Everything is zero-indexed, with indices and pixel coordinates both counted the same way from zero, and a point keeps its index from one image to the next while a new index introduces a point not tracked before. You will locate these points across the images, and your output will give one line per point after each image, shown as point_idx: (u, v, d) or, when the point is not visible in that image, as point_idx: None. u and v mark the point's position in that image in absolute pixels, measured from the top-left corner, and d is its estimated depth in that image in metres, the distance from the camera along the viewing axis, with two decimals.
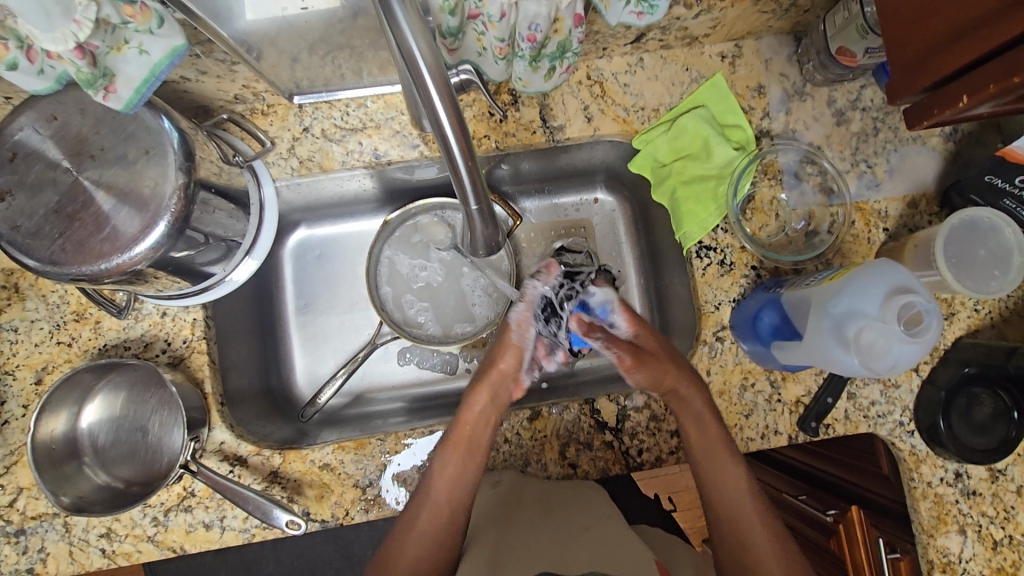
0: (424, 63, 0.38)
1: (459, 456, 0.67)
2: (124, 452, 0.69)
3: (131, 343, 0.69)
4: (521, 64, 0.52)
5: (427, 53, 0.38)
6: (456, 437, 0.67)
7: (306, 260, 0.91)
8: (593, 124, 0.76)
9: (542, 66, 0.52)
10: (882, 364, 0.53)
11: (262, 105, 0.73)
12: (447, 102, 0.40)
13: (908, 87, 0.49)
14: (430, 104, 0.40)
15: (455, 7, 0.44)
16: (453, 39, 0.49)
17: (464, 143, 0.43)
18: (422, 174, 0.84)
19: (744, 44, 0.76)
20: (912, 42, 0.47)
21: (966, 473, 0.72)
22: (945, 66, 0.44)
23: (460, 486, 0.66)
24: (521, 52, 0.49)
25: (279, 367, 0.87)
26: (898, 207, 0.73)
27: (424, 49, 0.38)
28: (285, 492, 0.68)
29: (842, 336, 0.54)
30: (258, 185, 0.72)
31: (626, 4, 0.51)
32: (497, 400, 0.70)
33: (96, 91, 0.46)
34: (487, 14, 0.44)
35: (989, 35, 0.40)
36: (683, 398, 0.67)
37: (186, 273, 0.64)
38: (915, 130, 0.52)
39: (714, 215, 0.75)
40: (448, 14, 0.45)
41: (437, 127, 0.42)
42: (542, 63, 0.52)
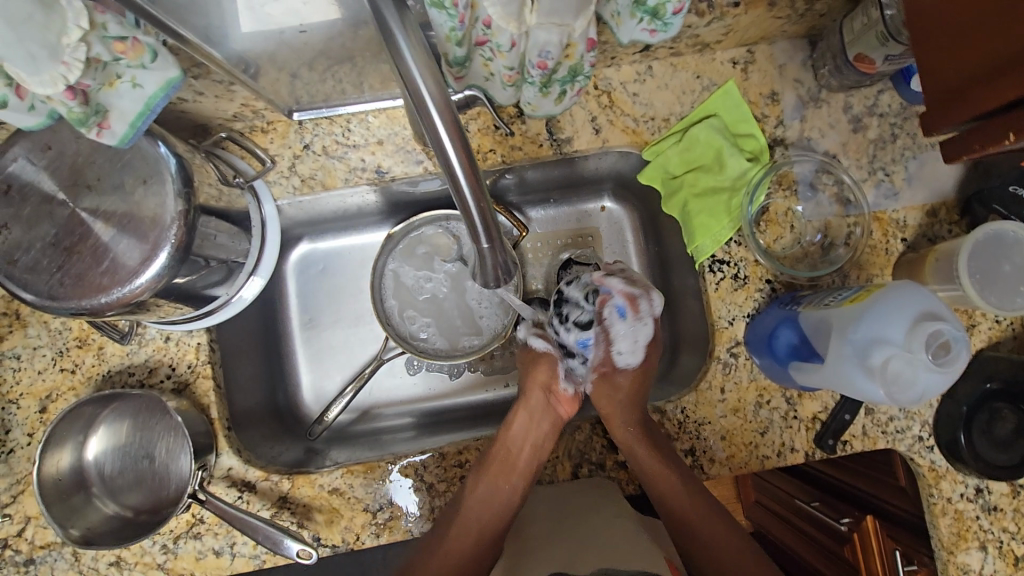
0: (431, 100, 0.35)
1: (495, 476, 0.68)
2: (131, 479, 0.67)
3: (135, 369, 0.68)
4: (529, 89, 0.47)
5: (435, 91, 0.35)
6: (496, 460, 0.69)
7: (311, 274, 0.90)
8: (601, 136, 0.74)
9: (553, 91, 0.48)
10: (909, 394, 0.51)
11: (262, 123, 0.71)
12: (456, 136, 0.37)
13: (944, 120, 0.47)
14: (437, 143, 0.37)
15: (463, 38, 0.40)
16: (459, 68, 0.46)
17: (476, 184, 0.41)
18: (426, 188, 0.83)
19: (757, 49, 0.74)
20: (948, 76, 0.45)
21: (987, 488, 0.71)
22: (985, 103, 0.42)
23: (489, 502, 0.69)
24: (530, 79, 0.45)
25: (287, 385, 0.87)
26: (917, 216, 0.72)
27: (431, 85, 0.35)
28: (294, 518, 0.67)
29: (867, 363, 0.52)
30: (258, 204, 0.70)
31: (637, 21, 0.48)
32: (540, 422, 0.71)
33: (89, 129, 0.45)
34: (496, 46, 0.41)
35: None
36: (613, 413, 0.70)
37: (189, 298, 0.63)
38: (955, 163, 0.50)
39: (727, 227, 0.72)
40: (454, 45, 0.42)
41: (447, 168, 0.39)
42: (552, 87, 0.48)
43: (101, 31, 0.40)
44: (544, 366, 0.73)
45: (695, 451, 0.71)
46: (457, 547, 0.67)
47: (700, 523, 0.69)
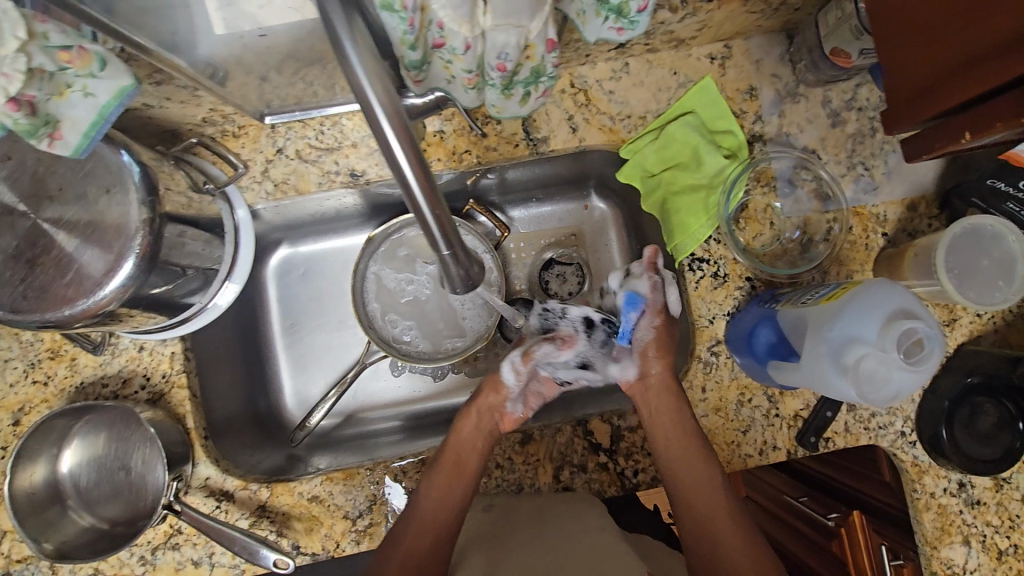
0: (380, 106, 0.34)
1: (447, 479, 0.65)
2: (107, 491, 0.67)
3: (109, 380, 0.67)
4: (491, 92, 0.46)
5: (382, 96, 0.34)
6: (446, 461, 0.66)
7: (291, 278, 0.89)
8: (578, 135, 0.73)
9: (516, 92, 0.47)
10: (881, 393, 0.50)
11: (233, 127, 0.70)
12: (407, 143, 0.35)
13: (908, 116, 0.46)
14: (390, 153, 0.36)
15: (417, 41, 0.39)
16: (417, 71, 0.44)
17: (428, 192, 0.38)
18: None
19: (733, 45, 0.74)
20: (910, 75, 0.45)
21: (970, 482, 0.70)
22: (947, 99, 0.42)
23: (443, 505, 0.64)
24: (491, 81, 0.44)
25: (268, 391, 0.86)
26: (897, 211, 0.72)
27: (379, 91, 0.34)
28: (273, 526, 0.66)
29: (841, 362, 0.51)
30: (231, 210, 0.70)
31: (603, 19, 0.47)
32: (485, 424, 0.69)
33: (40, 141, 0.44)
34: (450, 48, 0.40)
35: (998, 68, 0.37)
36: (661, 400, 0.67)
37: (162, 307, 0.62)
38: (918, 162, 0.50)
39: (706, 226, 0.72)
40: (409, 48, 0.40)
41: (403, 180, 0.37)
42: (515, 90, 0.47)
43: (43, 40, 0.40)
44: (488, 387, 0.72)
45: None
46: (420, 542, 0.62)
47: (722, 524, 0.62)
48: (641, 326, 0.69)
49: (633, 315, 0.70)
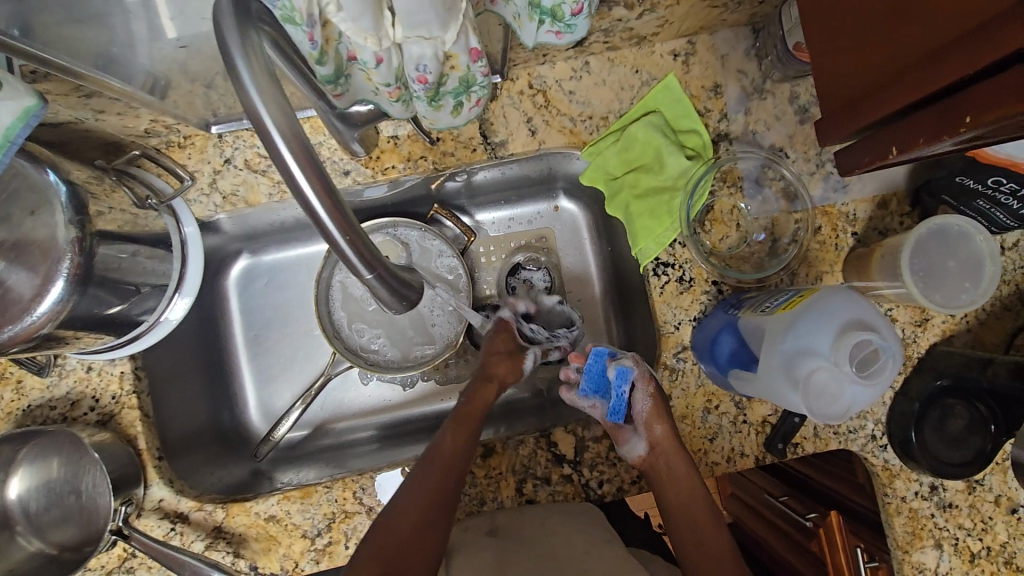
0: (275, 126, 0.33)
1: (463, 430, 0.65)
2: (57, 516, 0.65)
3: (57, 402, 0.65)
4: (419, 104, 0.44)
5: (278, 115, 0.33)
6: (463, 417, 0.66)
7: (254, 288, 0.87)
8: (537, 137, 0.70)
9: (446, 104, 0.45)
10: (833, 409, 0.49)
11: (179, 137, 0.67)
12: (307, 163, 0.34)
13: (837, 128, 0.49)
14: (288, 176, 0.35)
15: (325, 56, 0.38)
16: (334, 85, 0.42)
17: (337, 211, 0.36)
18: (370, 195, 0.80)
19: (698, 40, 0.71)
20: (845, 80, 0.47)
21: (942, 485, 0.69)
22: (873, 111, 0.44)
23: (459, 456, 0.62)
24: (416, 93, 0.42)
25: (232, 404, 0.84)
26: (867, 210, 0.70)
27: (275, 112, 0.33)
28: (229, 548, 0.64)
29: (792, 374, 0.50)
30: (178, 225, 0.67)
31: (539, 23, 0.45)
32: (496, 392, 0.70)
33: None
34: (362, 62, 0.38)
35: (912, 87, 0.40)
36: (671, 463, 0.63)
37: (110, 326, 0.60)
38: (852, 176, 0.53)
39: (670, 229, 0.70)
40: (320, 62, 0.38)
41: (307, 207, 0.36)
42: (444, 100, 0.44)
43: None
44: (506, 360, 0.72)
45: None
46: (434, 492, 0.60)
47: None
48: (640, 400, 0.63)
49: (627, 389, 0.63)
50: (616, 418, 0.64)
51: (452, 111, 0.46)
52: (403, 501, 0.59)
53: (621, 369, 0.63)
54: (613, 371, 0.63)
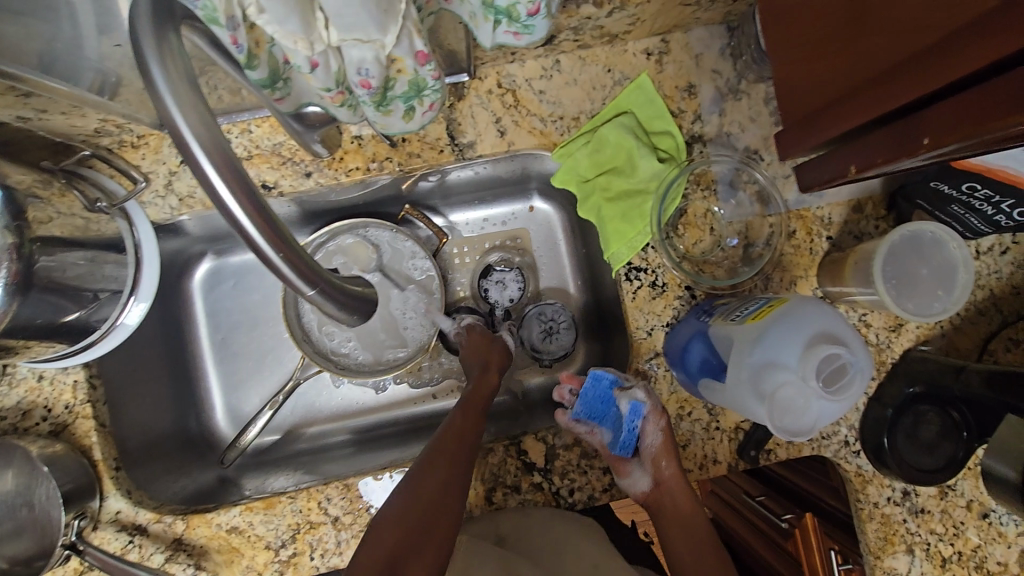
0: (197, 141, 0.34)
1: (472, 406, 0.65)
2: (8, 530, 0.62)
3: (7, 413, 0.63)
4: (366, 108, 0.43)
5: (199, 129, 0.34)
6: (473, 398, 0.67)
7: (221, 291, 0.85)
8: (507, 138, 0.68)
9: (396, 108, 0.43)
10: (800, 424, 0.47)
11: (131, 137, 0.64)
12: (231, 176, 0.34)
13: (796, 142, 0.54)
14: (211, 188, 0.34)
15: (254, 56, 0.37)
16: (271, 89, 0.42)
17: (267, 225, 0.36)
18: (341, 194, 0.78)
19: (672, 38, 0.70)
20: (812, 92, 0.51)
21: (914, 491, 0.69)
22: (831, 124, 0.49)
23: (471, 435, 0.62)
24: (360, 98, 0.41)
25: (198, 410, 0.83)
26: (842, 213, 0.69)
27: (195, 124, 0.33)
28: (190, 560, 0.63)
29: (758, 388, 0.49)
30: (132, 228, 0.65)
31: (495, 23, 0.43)
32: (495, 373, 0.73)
33: None
34: (298, 65, 0.37)
35: (865, 101, 0.45)
36: (678, 500, 0.62)
37: (54, 334, 0.58)
38: (812, 191, 0.60)
39: (643, 233, 0.68)
40: (251, 61, 0.38)
41: (234, 222, 0.36)
42: (394, 104, 0.43)
43: None
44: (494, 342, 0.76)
45: None
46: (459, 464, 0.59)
47: None
48: (651, 435, 0.62)
49: (639, 423, 0.62)
50: (624, 451, 0.63)
51: (404, 115, 0.45)
52: (428, 467, 0.58)
53: (634, 405, 0.62)
54: (625, 406, 0.62)
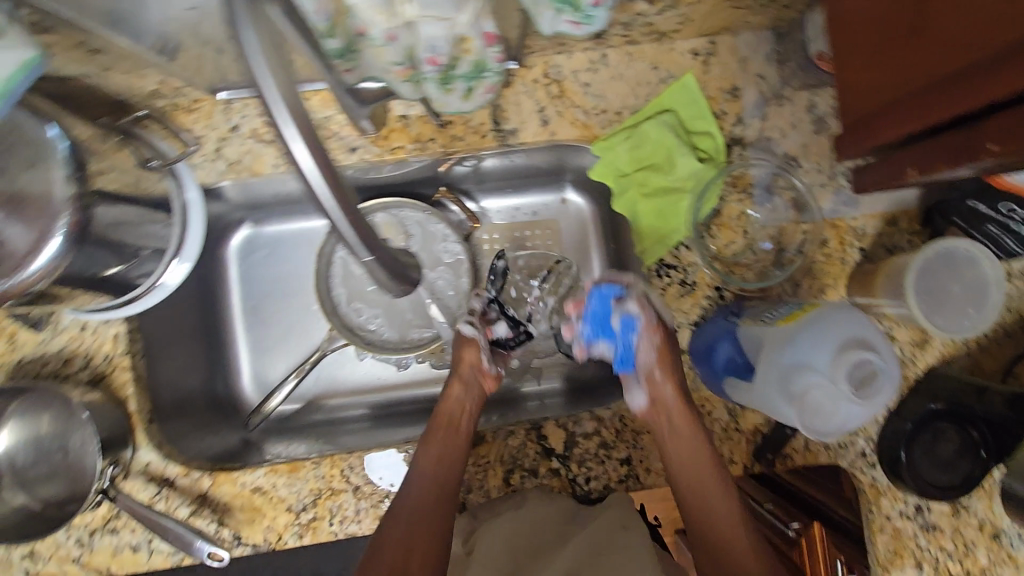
0: (279, 97, 0.34)
1: (441, 437, 0.66)
2: (46, 471, 0.64)
3: (50, 358, 0.65)
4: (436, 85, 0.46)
5: (283, 85, 0.33)
6: (437, 426, 0.67)
7: (254, 260, 0.87)
8: (549, 128, 0.70)
9: (461, 86, 0.47)
10: (827, 425, 0.48)
11: (185, 101, 0.66)
12: (307, 134, 0.35)
13: (858, 140, 0.59)
14: (291, 153, 0.35)
15: (336, 30, 0.39)
16: (346, 61, 0.44)
17: (336, 186, 0.37)
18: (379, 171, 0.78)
19: (719, 40, 0.70)
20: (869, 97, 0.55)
21: (927, 507, 0.69)
22: (889, 129, 0.53)
23: (446, 478, 0.63)
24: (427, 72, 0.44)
25: (226, 374, 0.85)
26: (877, 225, 0.69)
27: (277, 79, 0.33)
28: (213, 516, 0.65)
29: (788, 389, 0.50)
30: (180, 189, 0.67)
31: (557, 10, 0.43)
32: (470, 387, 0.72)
33: None
34: (376, 39, 0.39)
35: (922, 112, 0.48)
36: (674, 418, 0.65)
37: (100, 286, 0.61)
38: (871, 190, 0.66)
39: (677, 231, 0.69)
40: (330, 37, 0.40)
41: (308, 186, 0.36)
42: (459, 82, 0.46)
43: None
44: (470, 353, 0.74)
45: (632, 460, 0.68)
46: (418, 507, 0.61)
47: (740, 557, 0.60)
48: (643, 355, 0.66)
49: (633, 338, 0.66)
50: (624, 368, 0.67)
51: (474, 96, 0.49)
52: (390, 523, 0.61)
53: (627, 318, 0.66)
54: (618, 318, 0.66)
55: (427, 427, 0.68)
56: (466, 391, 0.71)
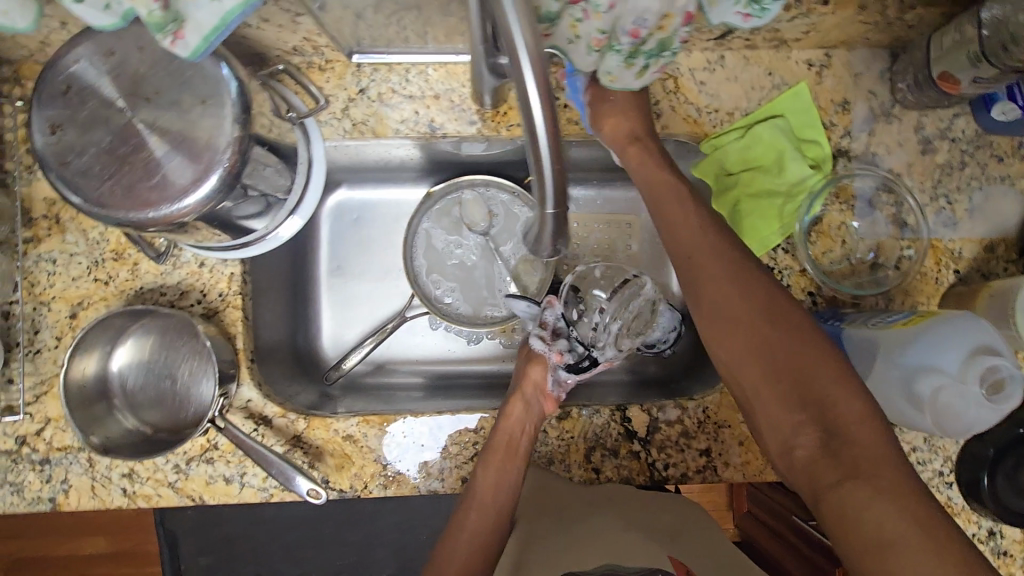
0: (523, 46, 0.34)
1: (502, 462, 0.65)
2: (152, 397, 0.68)
3: (167, 289, 0.68)
4: (614, 58, 0.45)
5: (527, 35, 0.34)
6: (498, 448, 0.65)
7: (344, 222, 0.89)
8: (661, 121, 0.72)
9: (637, 63, 0.45)
10: (958, 426, 0.50)
11: (320, 60, 0.70)
12: (541, 83, 0.35)
13: None
14: (525, 108, 0.35)
15: None
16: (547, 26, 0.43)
17: (554, 143, 0.37)
18: (467, 151, 0.83)
19: (835, 54, 0.72)
20: None
21: (1000, 532, 0.70)
22: None
23: (504, 502, 0.65)
24: (618, 45, 0.43)
25: (307, 327, 0.87)
26: (973, 249, 0.71)
27: (522, 26, 0.34)
28: (306, 457, 0.68)
29: (916, 393, 0.51)
30: (307, 143, 0.68)
31: (735, 2, 0.46)
32: (533, 406, 0.68)
33: (165, 36, 0.42)
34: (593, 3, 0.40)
35: None
36: (696, 277, 0.58)
37: (226, 227, 0.62)
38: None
39: (777, 233, 0.70)
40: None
41: (531, 142, 0.37)
42: (637, 59, 0.45)
43: None
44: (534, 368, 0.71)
45: (712, 452, 0.69)
46: (477, 523, 0.64)
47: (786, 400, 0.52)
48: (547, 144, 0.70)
49: None
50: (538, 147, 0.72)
51: (638, 71, 0.47)
52: (455, 527, 0.64)
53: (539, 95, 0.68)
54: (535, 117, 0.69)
55: (485, 445, 0.67)
56: (525, 411, 0.68)
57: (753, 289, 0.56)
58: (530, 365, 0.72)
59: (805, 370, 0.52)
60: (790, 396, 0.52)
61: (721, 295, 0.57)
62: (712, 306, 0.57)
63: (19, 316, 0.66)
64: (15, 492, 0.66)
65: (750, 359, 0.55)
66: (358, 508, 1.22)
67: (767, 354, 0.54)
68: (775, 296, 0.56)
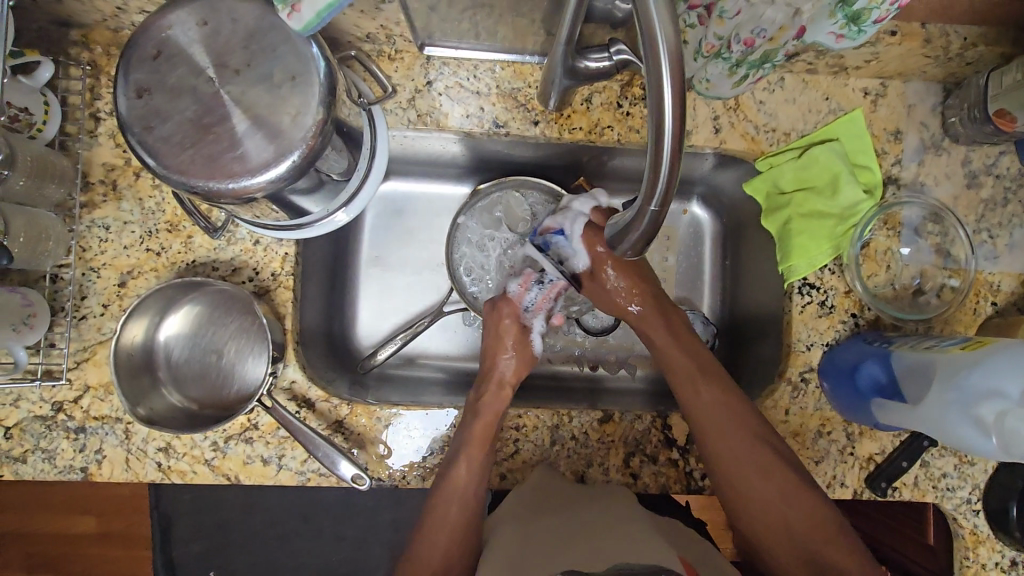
0: (661, 36, 0.35)
1: (480, 451, 0.66)
2: (196, 372, 0.68)
3: (219, 265, 0.68)
4: (719, 66, 0.59)
5: (667, 25, 0.35)
6: (479, 434, 0.67)
7: (386, 213, 0.89)
8: (719, 136, 0.73)
9: (738, 72, 0.59)
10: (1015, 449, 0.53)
11: (390, 49, 0.70)
12: (674, 72, 0.36)
13: None
14: (657, 100, 0.37)
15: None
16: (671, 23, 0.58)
17: (677, 129, 0.37)
18: (512, 148, 0.82)
19: (890, 85, 0.74)
20: None
21: (1022, 563, 0.71)
22: None
23: (474, 480, 0.66)
24: (727, 55, 0.57)
25: (343, 315, 0.86)
26: (1012, 284, 0.72)
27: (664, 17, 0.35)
28: (347, 443, 0.67)
29: (976, 415, 0.54)
30: (372, 131, 0.67)
31: (832, 22, 0.50)
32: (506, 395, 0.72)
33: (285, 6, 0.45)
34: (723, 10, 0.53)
35: None
36: (712, 421, 0.68)
37: (285, 206, 0.61)
38: None
39: (826, 253, 0.72)
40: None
41: (654, 134, 0.38)
42: (738, 70, 0.59)
43: None
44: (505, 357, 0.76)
45: None
46: (455, 519, 0.65)
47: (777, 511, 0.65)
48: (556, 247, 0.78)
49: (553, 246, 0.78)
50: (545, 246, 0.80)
51: (734, 82, 0.62)
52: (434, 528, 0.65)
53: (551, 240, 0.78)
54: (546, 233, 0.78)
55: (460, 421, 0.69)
56: (497, 393, 0.72)
57: (739, 420, 0.67)
58: (498, 344, 0.77)
59: (799, 523, 0.63)
60: (771, 510, 0.65)
61: (729, 465, 0.66)
62: (721, 461, 0.67)
63: (67, 280, 0.65)
64: (47, 459, 0.64)
65: (747, 484, 0.66)
66: (360, 505, 1.19)
67: (774, 481, 0.64)
68: (774, 440, 0.66)
